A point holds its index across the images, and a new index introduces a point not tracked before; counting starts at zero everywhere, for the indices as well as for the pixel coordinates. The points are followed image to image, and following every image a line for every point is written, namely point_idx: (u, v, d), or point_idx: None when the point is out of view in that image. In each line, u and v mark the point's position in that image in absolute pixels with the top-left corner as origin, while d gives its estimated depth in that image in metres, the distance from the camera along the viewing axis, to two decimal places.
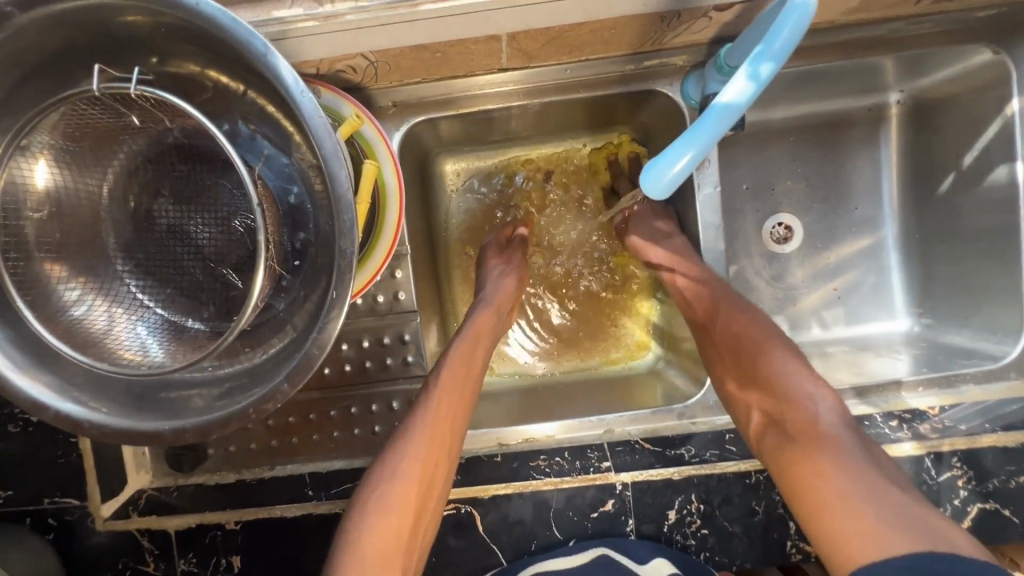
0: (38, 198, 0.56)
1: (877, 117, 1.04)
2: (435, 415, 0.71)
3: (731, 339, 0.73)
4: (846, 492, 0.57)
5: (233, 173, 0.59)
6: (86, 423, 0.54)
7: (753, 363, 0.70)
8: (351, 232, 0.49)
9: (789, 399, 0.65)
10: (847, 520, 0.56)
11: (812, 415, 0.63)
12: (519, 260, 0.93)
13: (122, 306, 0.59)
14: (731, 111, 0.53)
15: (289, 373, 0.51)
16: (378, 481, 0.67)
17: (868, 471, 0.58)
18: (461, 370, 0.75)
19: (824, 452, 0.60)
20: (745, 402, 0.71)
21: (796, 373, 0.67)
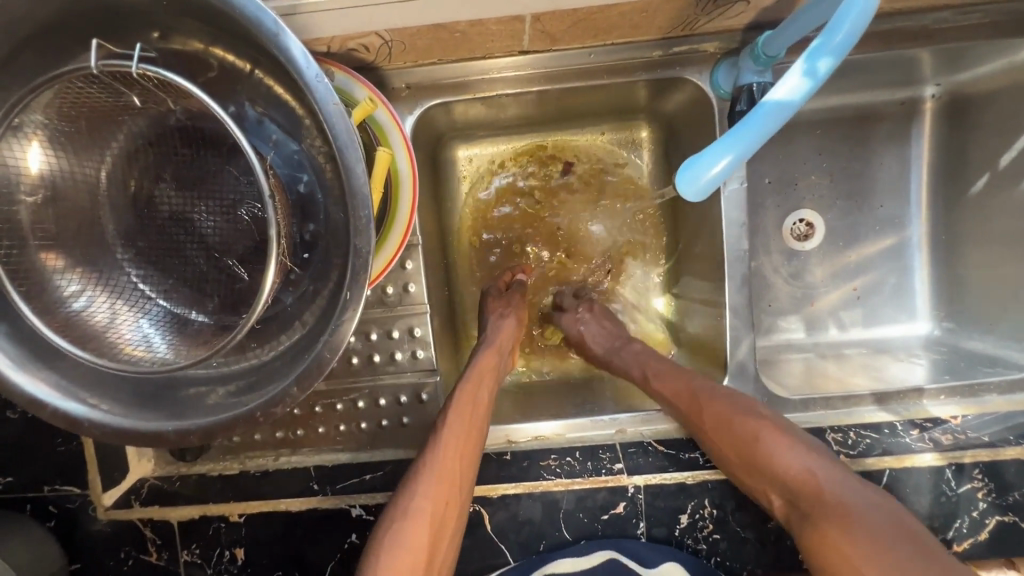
0: (32, 181, 0.53)
1: (910, 111, 1.00)
2: (445, 481, 0.69)
3: (721, 425, 0.71)
4: (868, 555, 0.55)
5: (239, 159, 0.56)
6: (87, 422, 0.52)
7: (745, 440, 0.68)
8: (367, 229, 0.46)
9: (792, 476, 0.64)
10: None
11: (817, 485, 0.62)
12: (518, 301, 0.91)
13: (123, 298, 0.56)
14: (783, 108, 0.50)
15: (297, 377, 0.50)
16: (388, 549, 0.64)
17: (882, 527, 0.57)
18: (470, 421, 0.73)
19: (840, 522, 0.58)
20: (747, 481, 0.69)
21: (787, 442, 0.66)
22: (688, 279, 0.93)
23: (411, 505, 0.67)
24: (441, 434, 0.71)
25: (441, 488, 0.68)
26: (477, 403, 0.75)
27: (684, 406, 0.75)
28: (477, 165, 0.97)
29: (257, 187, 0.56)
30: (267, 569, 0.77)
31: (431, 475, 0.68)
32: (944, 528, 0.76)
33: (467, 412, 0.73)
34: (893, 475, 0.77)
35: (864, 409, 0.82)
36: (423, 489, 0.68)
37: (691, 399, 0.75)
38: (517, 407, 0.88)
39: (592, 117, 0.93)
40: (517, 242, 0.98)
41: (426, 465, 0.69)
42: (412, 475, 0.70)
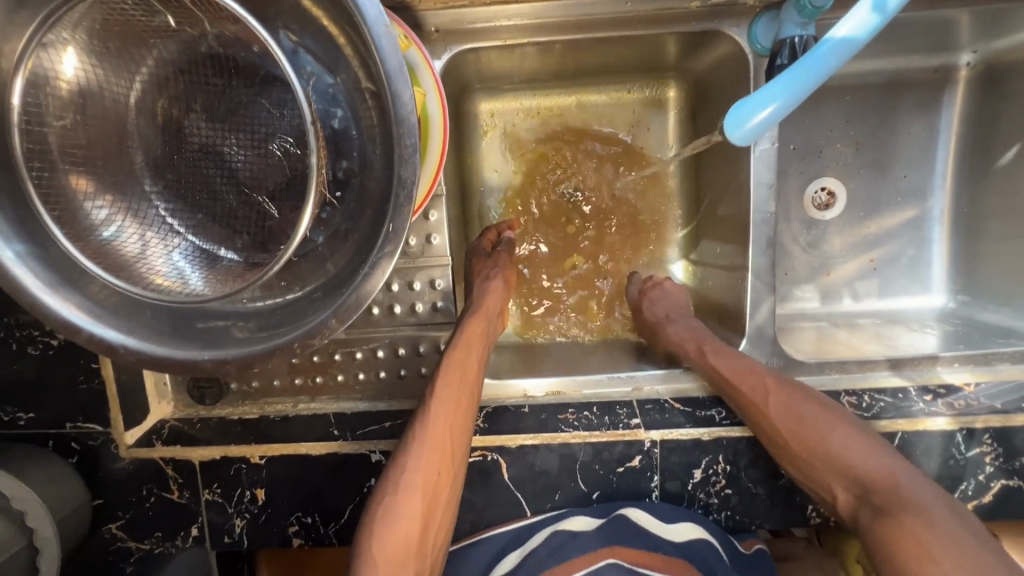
0: (61, 100, 0.51)
1: (944, 79, 0.98)
2: (435, 454, 0.69)
3: (792, 413, 0.72)
4: (955, 550, 0.58)
5: (272, 90, 0.54)
6: (122, 348, 0.52)
7: (818, 435, 0.70)
8: (412, 159, 0.46)
9: (869, 470, 0.67)
10: (925, 566, 0.58)
11: (895, 482, 0.65)
12: (506, 261, 0.86)
13: (153, 230, 0.56)
14: (845, 45, 0.54)
15: (336, 309, 0.50)
16: (382, 519, 0.66)
17: (959, 532, 0.59)
18: (457, 392, 0.72)
19: (912, 515, 0.61)
20: (811, 473, 0.71)
21: (862, 440, 0.69)
22: (710, 243, 0.92)
23: (402, 478, 0.68)
24: (429, 409, 0.71)
25: (432, 460, 0.69)
26: (465, 372, 0.74)
27: (745, 387, 0.74)
28: (500, 118, 0.94)
29: (289, 121, 0.55)
30: (287, 510, 0.79)
31: (420, 449, 0.69)
32: (950, 490, 0.78)
33: (453, 384, 0.72)
34: (904, 438, 0.78)
35: (879, 374, 0.83)
36: (413, 463, 0.69)
37: (743, 379, 0.75)
38: (534, 363, 0.88)
39: (622, 73, 0.90)
40: (538, 200, 0.95)
41: (415, 440, 0.70)
42: (401, 449, 0.70)
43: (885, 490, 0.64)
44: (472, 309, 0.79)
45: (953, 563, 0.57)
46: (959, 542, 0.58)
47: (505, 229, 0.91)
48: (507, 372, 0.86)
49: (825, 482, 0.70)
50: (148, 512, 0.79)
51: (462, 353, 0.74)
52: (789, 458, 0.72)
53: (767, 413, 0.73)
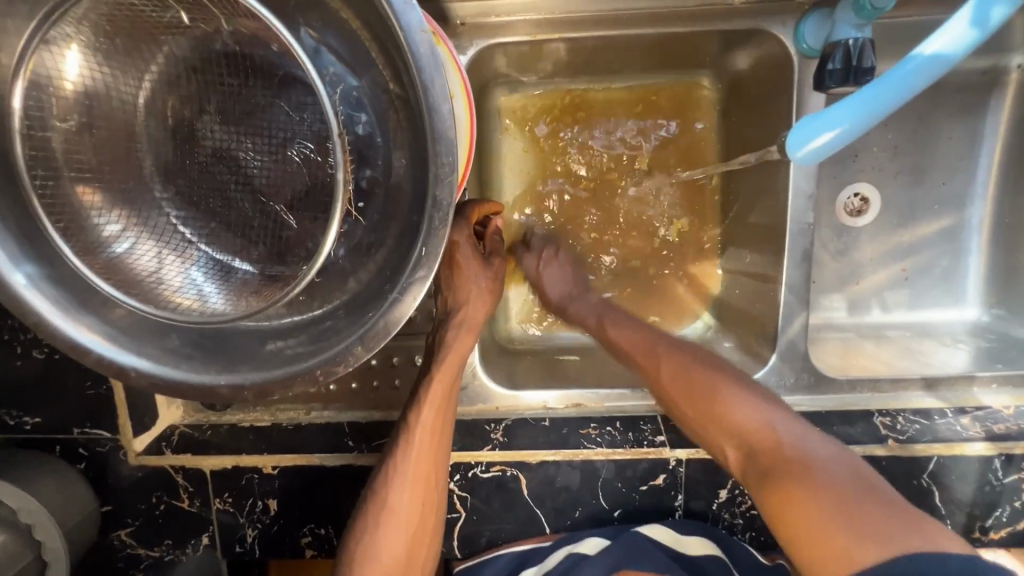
0: (67, 102, 0.48)
1: (992, 81, 0.93)
2: (418, 489, 0.66)
3: (681, 377, 0.70)
4: (825, 507, 0.52)
5: (292, 92, 0.50)
6: (135, 371, 0.49)
7: (709, 397, 0.67)
8: (451, 178, 0.44)
9: (750, 429, 0.63)
10: (835, 543, 0.50)
11: (776, 440, 0.60)
12: (498, 264, 0.74)
13: (165, 241, 0.52)
14: (936, 62, 0.50)
15: (363, 335, 0.47)
16: (363, 557, 0.65)
17: (840, 478, 0.55)
18: (435, 424, 0.67)
19: (800, 474, 0.56)
20: (706, 438, 0.67)
21: (761, 402, 0.64)
22: (738, 251, 0.88)
23: (381, 517, 0.65)
24: (408, 444, 0.66)
25: (414, 495, 0.66)
26: (445, 403, 0.67)
27: (641, 356, 0.74)
28: (522, 114, 0.89)
29: (309, 125, 0.51)
30: (300, 521, 0.77)
31: (400, 487, 0.65)
32: (985, 516, 0.76)
33: (431, 416, 0.66)
34: (940, 462, 0.75)
35: (913, 394, 0.80)
36: (393, 501, 0.66)
37: (648, 354, 0.74)
38: (554, 372, 0.85)
39: (653, 68, 0.85)
40: (559, 201, 0.90)
41: (394, 476, 0.66)
42: (378, 482, 0.66)
43: (773, 451, 0.60)
44: (453, 323, 0.69)
45: (856, 524, 0.50)
46: (843, 497, 0.53)
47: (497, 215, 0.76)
48: (526, 382, 0.83)
49: (718, 442, 0.65)
50: (158, 519, 0.77)
51: (443, 379, 0.67)
52: (688, 424, 0.69)
53: (660, 381, 0.71)
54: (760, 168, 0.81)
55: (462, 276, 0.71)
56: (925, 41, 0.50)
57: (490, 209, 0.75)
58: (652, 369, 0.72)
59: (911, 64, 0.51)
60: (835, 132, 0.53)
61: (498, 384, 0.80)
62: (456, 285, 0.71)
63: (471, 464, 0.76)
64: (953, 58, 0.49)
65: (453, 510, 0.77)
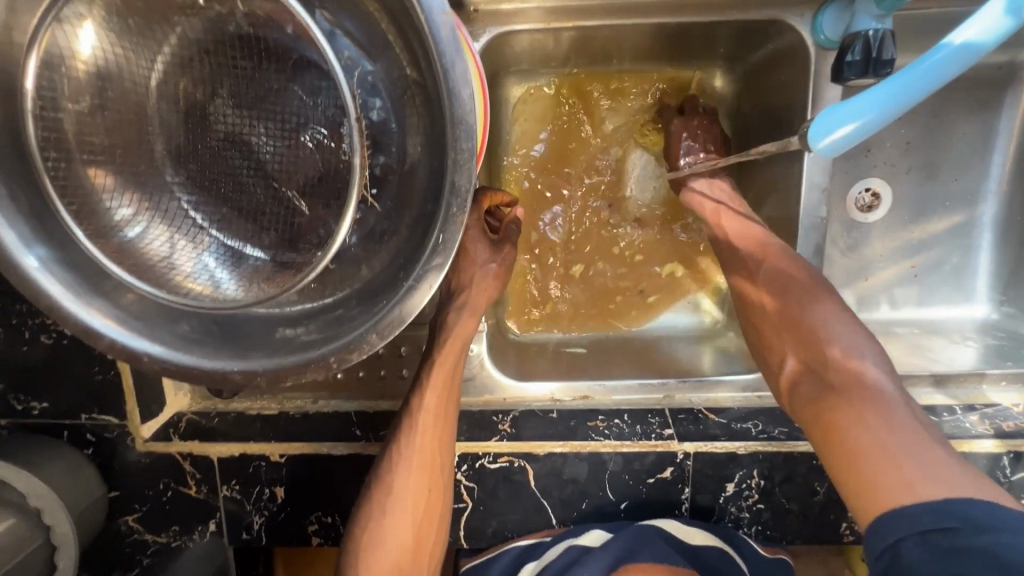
0: (78, 84, 0.47)
1: (1008, 77, 0.93)
2: (423, 474, 0.66)
3: (777, 282, 0.68)
4: (889, 447, 0.52)
5: (306, 76, 0.50)
6: (147, 357, 0.49)
7: (797, 308, 0.65)
8: (469, 164, 0.43)
9: (835, 353, 0.60)
10: (881, 474, 0.51)
11: (857, 369, 0.58)
12: (506, 249, 0.73)
13: (175, 226, 0.52)
14: (967, 51, 0.49)
15: (377, 323, 0.47)
16: (370, 542, 0.65)
17: (911, 425, 0.53)
18: (438, 408, 0.66)
19: (868, 404, 0.55)
20: (778, 345, 0.66)
21: (856, 338, 0.61)
22: None
23: (387, 502, 0.65)
24: (411, 428, 0.66)
25: (419, 480, 0.66)
26: (449, 386, 0.67)
27: (746, 251, 0.73)
28: (534, 104, 0.88)
29: (323, 110, 0.50)
30: (307, 509, 0.77)
31: (404, 471, 0.65)
32: None
33: (434, 399, 0.66)
34: None
35: (922, 390, 0.80)
36: (398, 486, 0.65)
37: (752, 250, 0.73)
38: (561, 364, 0.85)
39: (667, 58, 0.84)
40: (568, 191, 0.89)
41: (398, 461, 0.66)
42: (385, 467, 0.66)
43: (845, 377, 0.58)
44: (455, 307, 0.69)
45: (910, 466, 0.50)
46: (913, 440, 0.52)
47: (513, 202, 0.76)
48: (534, 373, 0.83)
49: (785, 355, 0.65)
50: (165, 506, 0.77)
51: (445, 362, 0.67)
52: (769, 336, 0.67)
53: (752, 317, 0.70)
54: (773, 161, 0.81)
55: (469, 260, 0.71)
56: (953, 31, 0.50)
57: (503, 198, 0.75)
58: (757, 260, 0.71)
59: (938, 54, 0.50)
60: (857, 124, 0.52)
61: (507, 375, 0.81)
62: (462, 269, 0.72)
63: (478, 455, 0.76)
64: (983, 47, 0.49)
65: (460, 501, 0.77)
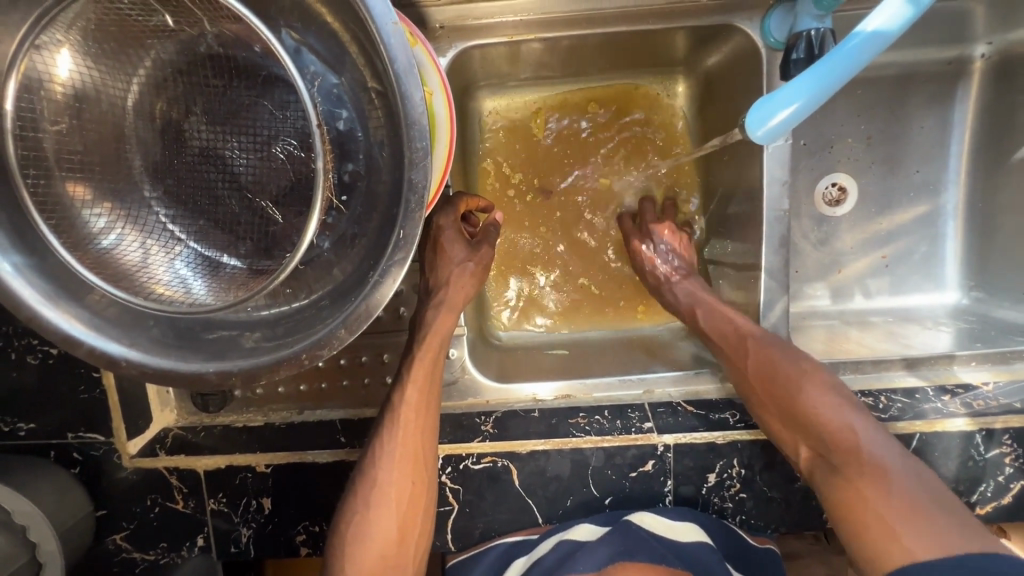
0: (56, 104, 0.50)
1: (957, 71, 0.96)
2: (406, 468, 0.67)
3: (764, 369, 0.72)
4: (894, 517, 0.58)
5: (274, 91, 0.52)
6: (125, 361, 0.51)
7: (795, 389, 0.69)
8: (424, 161, 0.47)
9: (831, 430, 0.66)
10: (889, 543, 0.57)
11: (854, 444, 0.64)
12: (484, 250, 0.75)
13: (153, 237, 0.54)
14: (877, 39, 0.54)
15: (346, 318, 0.49)
16: (354, 537, 0.65)
17: (915, 494, 0.59)
18: (420, 402, 0.68)
19: (876, 482, 0.60)
20: (782, 429, 0.70)
21: (849, 413, 0.66)
22: (720, 242, 0.90)
23: (372, 495, 0.66)
24: (393, 423, 0.67)
25: (403, 474, 0.66)
26: (429, 381, 0.69)
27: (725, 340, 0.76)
28: (506, 117, 0.92)
29: (292, 123, 0.53)
30: (294, 519, 0.77)
31: (388, 465, 0.66)
32: (968, 492, 0.77)
33: (417, 394, 0.68)
34: (923, 439, 0.76)
35: (895, 374, 0.82)
36: (382, 479, 0.66)
37: (724, 343, 0.77)
38: (545, 366, 0.87)
39: (628, 67, 0.88)
40: (540, 198, 0.92)
41: (382, 455, 0.67)
42: (368, 463, 0.67)
43: (850, 455, 0.63)
44: (433, 304, 0.71)
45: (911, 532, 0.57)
46: (914, 509, 0.58)
47: (495, 209, 0.79)
48: (516, 375, 0.85)
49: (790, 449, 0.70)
50: (153, 523, 0.78)
51: (425, 357, 0.69)
52: (766, 414, 0.72)
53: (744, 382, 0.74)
54: (737, 158, 0.84)
55: (445, 257, 0.73)
56: (866, 18, 0.55)
57: (479, 201, 0.78)
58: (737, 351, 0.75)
59: (853, 41, 0.55)
60: (792, 107, 0.56)
61: (489, 377, 0.83)
62: (439, 268, 0.73)
63: (463, 455, 0.77)
64: (891, 34, 0.54)
65: (445, 504, 0.78)
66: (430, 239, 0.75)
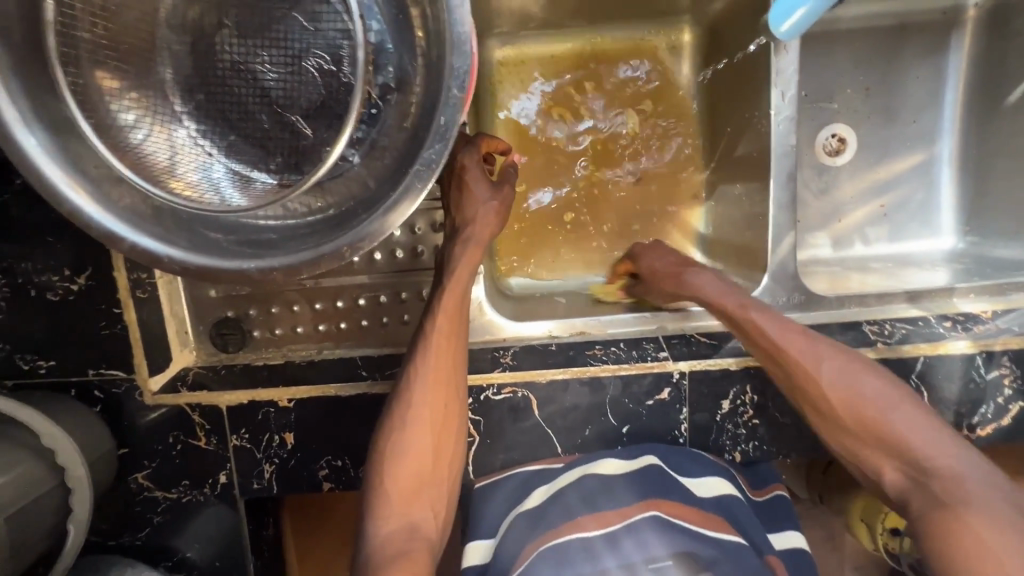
0: (93, 5, 0.51)
1: (951, 21, 1.00)
2: (439, 389, 0.68)
3: (842, 377, 0.69)
4: (1016, 540, 0.55)
5: (305, 4, 0.54)
6: (166, 258, 0.51)
7: (869, 406, 0.67)
8: (466, 45, 0.49)
9: (931, 461, 0.63)
10: (987, 565, 0.54)
11: (938, 459, 0.63)
12: (505, 190, 0.76)
13: (187, 148, 0.56)
14: None
15: (385, 209, 0.52)
16: (390, 457, 0.66)
17: (1017, 522, 0.57)
18: (450, 328, 0.69)
19: (975, 507, 0.58)
20: (857, 453, 0.68)
21: (919, 430, 0.65)
22: (727, 186, 0.92)
23: (407, 420, 0.67)
24: (426, 346, 0.68)
25: (437, 397, 0.68)
26: (459, 306, 0.70)
27: (796, 350, 0.71)
28: (516, 65, 0.94)
29: (324, 37, 0.54)
30: (317, 454, 0.78)
31: (421, 389, 0.67)
32: (971, 414, 0.80)
33: (448, 320, 0.69)
34: (927, 362, 0.79)
35: (898, 306, 0.84)
36: (415, 401, 0.67)
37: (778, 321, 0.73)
38: (560, 308, 0.88)
39: (637, 14, 0.91)
40: (552, 145, 0.95)
41: (415, 379, 0.68)
42: (402, 387, 0.68)
43: (942, 470, 0.62)
44: (460, 240, 0.72)
45: (1009, 543, 0.55)
46: None
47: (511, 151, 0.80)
48: (530, 315, 0.86)
49: (869, 461, 0.67)
50: (175, 460, 0.78)
51: (455, 284, 0.69)
52: (820, 389, 0.69)
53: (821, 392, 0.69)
54: (745, 99, 0.86)
55: (472, 196, 0.73)
56: None
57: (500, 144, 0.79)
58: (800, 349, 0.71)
59: None
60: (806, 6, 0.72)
61: (502, 315, 0.83)
62: (464, 205, 0.73)
63: (483, 386, 0.78)
64: None
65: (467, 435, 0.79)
66: (453, 178, 0.74)
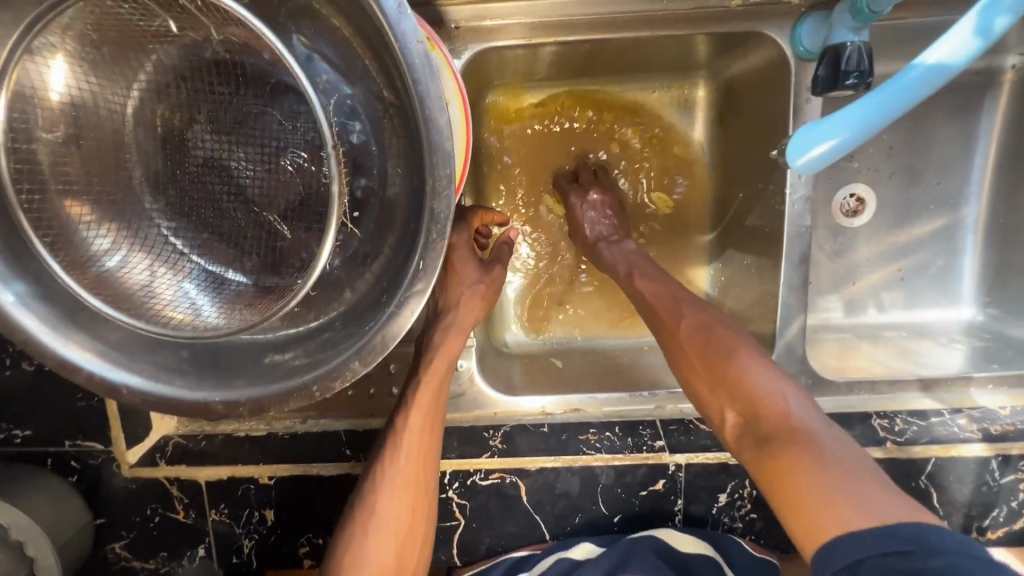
0: (51, 115, 0.47)
1: (987, 82, 0.94)
2: (407, 494, 0.66)
3: (699, 337, 0.67)
4: (821, 481, 0.51)
5: (283, 99, 0.50)
6: (127, 390, 0.49)
7: (718, 361, 0.64)
8: (448, 191, 0.45)
9: (760, 398, 0.60)
10: (819, 510, 0.50)
11: (781, 409, 0.58)
12: (495, 271, 0.73)
13: (160, 258, 0.52)
14: (938, 73, 0.52)
15: (360, 349, 0.48)
16: (351, 564, 0.64)
17: (843, 463, 0.52)
18: (423, 427, 0.66)
19: (801, 448, 0.54)
20: (709, 400, 0.64)
21: (766, 381, 0.61)
22: (736, 255, 0.88)
23: (371, 524, 0.65)
24: (395, 448, 0.65)
25: (403, 499, 0.66)
26: (433, 405, 0.66)
27: (663, 311, 0.71)
28: (518, 118, 0.89)
29: (302, 135, 0.50)
30: (298, 530, 0.76)
31: (388, 493, 0.65)
32: (980, 516, 0.77)
33: (419, 421, 0.66)
34: (939, 463, 0.76)
35: (910, 395, 0.80)
36: (381, 505, 0.65)
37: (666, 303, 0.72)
38: (557, 377, 0.84)
39: (649, 70, 0.85)
40: (554, 204, 0.90)
41: (382, 482, 0.65)
42: (369, 487, 0.66)
43: (773, 420, 0.57)
44: (441, 326, 0.68)
45: (844, 493, 0.50)
46: (845, 480, 0.51)
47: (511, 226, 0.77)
48: (524, 387, 0.81)
49: (718, 403, 0.63)
50: (152, 532, 0.76)
51: (430, 382, 0.66)
52: (679, 340, 0.68)
53: (679, 341, 0.68)
54: (760, 170, 0.81)
55: (456, 278, 0.71)
56: (925, 50, 0.52)
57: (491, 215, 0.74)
58: (674, 321, 0.70)
59: (911, 73, 0.52)
60: (833, 140, 0.55)
61: (496, 389, 0.78)
62: (449, 289, 0.71)
63: (470, 471, 0.75)
64: (953, 67, 0.51)
65: (452, 519, 0.77)
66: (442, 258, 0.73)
